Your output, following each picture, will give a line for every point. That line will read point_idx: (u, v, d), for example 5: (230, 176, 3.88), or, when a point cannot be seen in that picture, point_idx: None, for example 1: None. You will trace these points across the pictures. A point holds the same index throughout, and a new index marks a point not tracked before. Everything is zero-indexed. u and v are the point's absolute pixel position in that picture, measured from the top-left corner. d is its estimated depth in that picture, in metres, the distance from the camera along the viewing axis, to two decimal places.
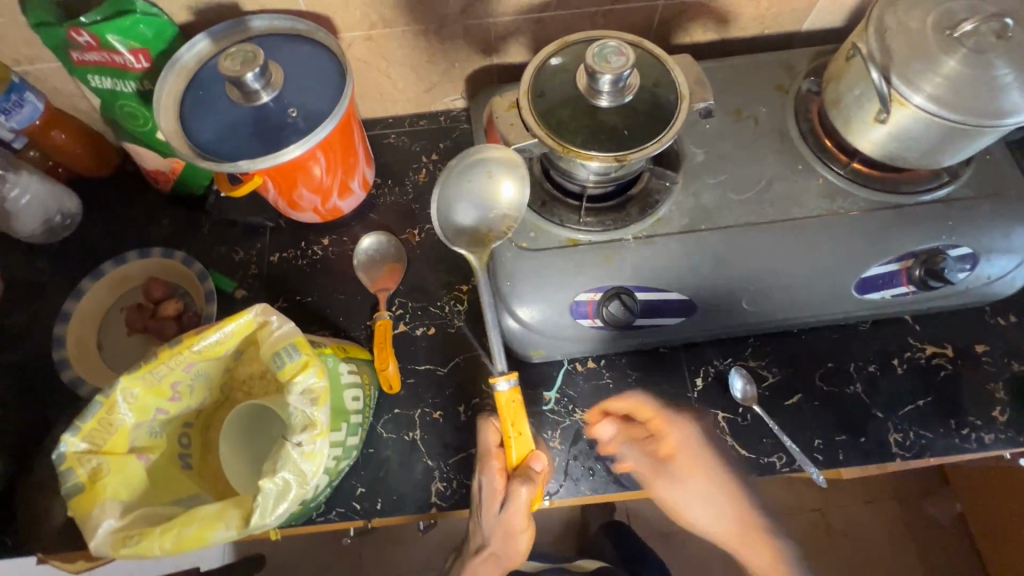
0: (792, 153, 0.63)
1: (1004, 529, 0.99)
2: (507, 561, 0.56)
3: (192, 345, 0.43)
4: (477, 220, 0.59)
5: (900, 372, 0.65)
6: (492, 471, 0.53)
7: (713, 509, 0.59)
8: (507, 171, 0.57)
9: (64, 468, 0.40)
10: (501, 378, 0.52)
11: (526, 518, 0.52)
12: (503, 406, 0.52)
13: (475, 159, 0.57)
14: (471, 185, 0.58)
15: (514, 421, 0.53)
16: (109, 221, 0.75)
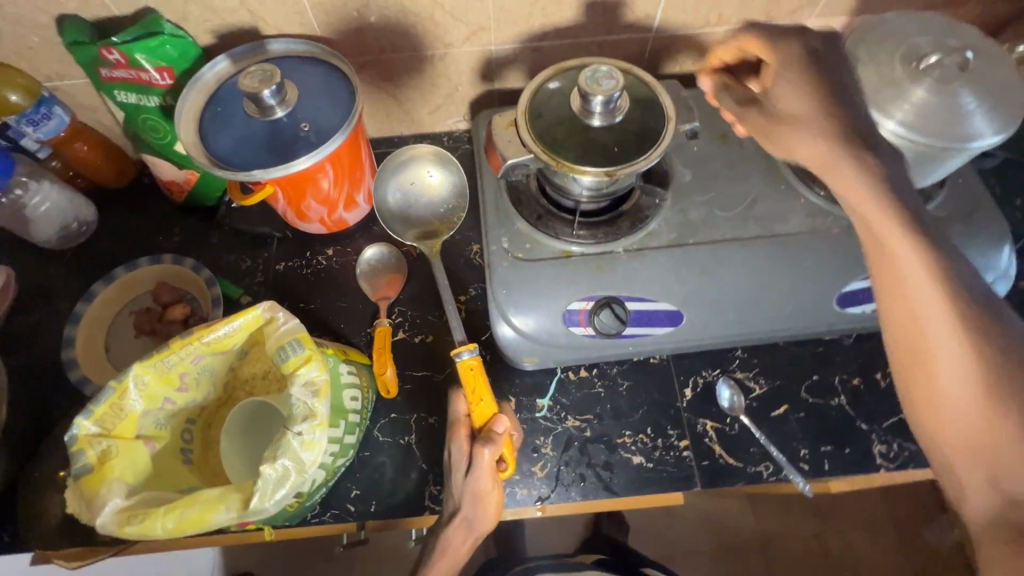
0: (776, 174, 0.67)
1: None
2: (478, 529, 0.56)
3: (202, 337, 0.45)
4: (421, 212, 0.72)
5: (883, 386, 0.67)
6: (460, 436, 0.57)
7: (805, 100, 0.43)
8: (437, 171, 0.72)
9: (75, 448, 0.41)
10: (462, 350, 0.61)
11: (492, 479, 0.55)
12: (465, 372, 0.60)
13: (410, 165, 0.72)
14: (412, 188, 0.72)
15: (475, 385, 0.59)
16: (123, 229, 0.78)
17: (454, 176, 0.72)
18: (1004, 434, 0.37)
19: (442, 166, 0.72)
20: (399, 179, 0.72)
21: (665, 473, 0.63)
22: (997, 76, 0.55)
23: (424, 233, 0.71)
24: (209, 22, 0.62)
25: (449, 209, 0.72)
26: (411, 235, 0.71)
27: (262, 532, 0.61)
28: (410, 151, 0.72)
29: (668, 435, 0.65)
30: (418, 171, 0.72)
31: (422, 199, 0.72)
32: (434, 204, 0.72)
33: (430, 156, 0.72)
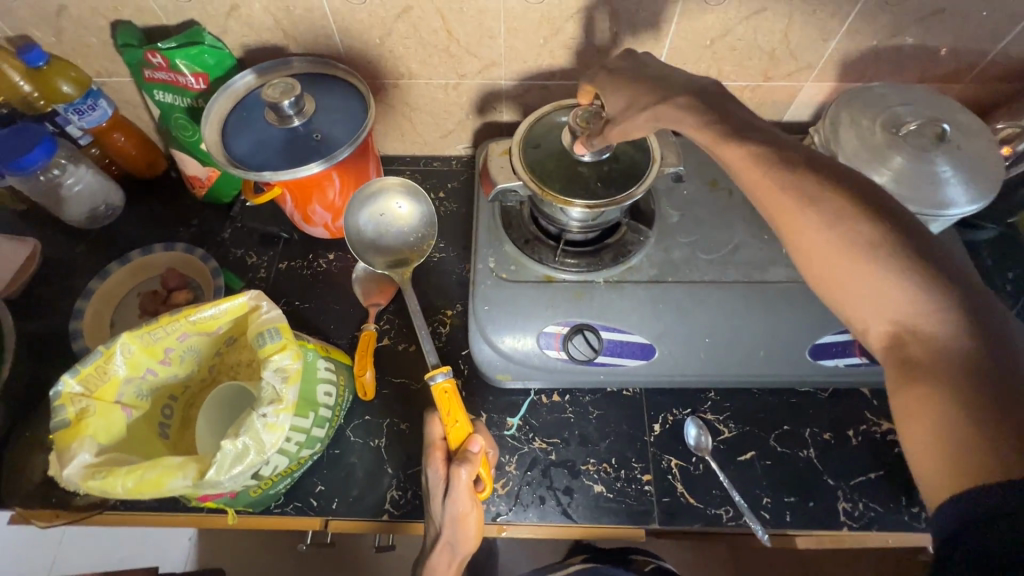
0: (761, 224, 0.69)
1: None
2: (462, 552, 0.56)
3: (189, 315, 0.49)
4: (390, 241, 0.70)
5: (855, 443, 0.66)
6: (436, 459, 0.57)
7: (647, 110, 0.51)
8: (405, 201, 0.70)
9: (58, 402, 0.44)
10: (437, 373, 0.59)
11: (470, 498, 0.55)
12: (440, 396, 0.59)
13: (379, 194, 0.70)
14: (382, 218, 0.70)
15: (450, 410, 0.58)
16: (145, 216, 0.84)
17: (423, 206, 0.71)
18: (884, 284, 0.39)
19: (410, 195, 0.71)
20: (369, 209, 0.69)
21: (625, 504, 0.63)
22: (972, 150, 0.57)
23: (396, 264, 0.69)
24: (246, 37, 0.68)
25: (420, 239, 0.71)
26: (382, 264, 0.69)
27: (225, 516, 0.63)
28: (379, 182, 0.70)
29: (632, 467, 0.65)
30: (387, 202, 0.70)
31: (394, 230, 0.70)
32: (406, 234, 0.70)
33: (400, 186, 0.71)
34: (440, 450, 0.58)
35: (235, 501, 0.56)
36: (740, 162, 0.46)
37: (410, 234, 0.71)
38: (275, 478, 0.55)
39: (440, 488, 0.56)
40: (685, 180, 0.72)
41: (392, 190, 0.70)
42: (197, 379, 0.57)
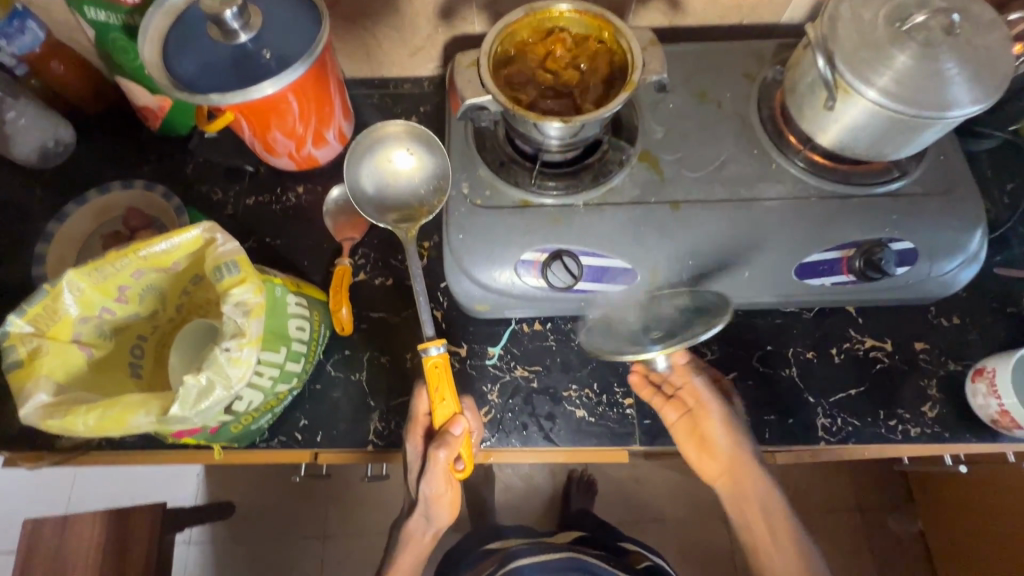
0: (750, 138, 0.65)
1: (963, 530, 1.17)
2: (439, 520, 0.62)
3: (139, 250, 0.46)
4: (398, 193, 0.66)
5: (836, 361, 0.66)
6: (416, 437, 0.59)
7: (732, 443, 0.61)
8: (414, 152, 0.66)
9: (7, 342, 0.43)
10: (430, 345, 0.57)
11: (444, 483, 0.58)
12: (430, 370, 0.57)
13: (385, 142, 0.67)
14: (389, 167, 0.67)
15: (437, 386, 0.57)
16: (100, 153, 0.79)
17: (435, 155, 0.66)
18: None
19: (420, 143, 0.66)
20: (376, 159, 0.67)
21: (607, 428, 0.64)
22: (982, 44, 0.52)
23: (402, 218, 0.66)
24: None
25: (429, 192, 0.66)
26: (389, 219, 0.66)
27: (212, 451, 0.64)
28: (383, 129, 0.67)
29: (613, 392, 0.65)
30: (394, 150, 0.67)
31: (400, 180, 0.66)
32: (415, 186, 0.66)
33: (407, 132, 0.67)
34: (421, 428, 0.60)
35: (216, 437, 0.56)
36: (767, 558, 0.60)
37: (420, 186, 0.66)
38: (252, 413, 0.54)
39: (418, 466, 0.59)
40: (672, 94, 0.67)
41: (399, 138, 0.67)
42: (166, 321, 0.56)
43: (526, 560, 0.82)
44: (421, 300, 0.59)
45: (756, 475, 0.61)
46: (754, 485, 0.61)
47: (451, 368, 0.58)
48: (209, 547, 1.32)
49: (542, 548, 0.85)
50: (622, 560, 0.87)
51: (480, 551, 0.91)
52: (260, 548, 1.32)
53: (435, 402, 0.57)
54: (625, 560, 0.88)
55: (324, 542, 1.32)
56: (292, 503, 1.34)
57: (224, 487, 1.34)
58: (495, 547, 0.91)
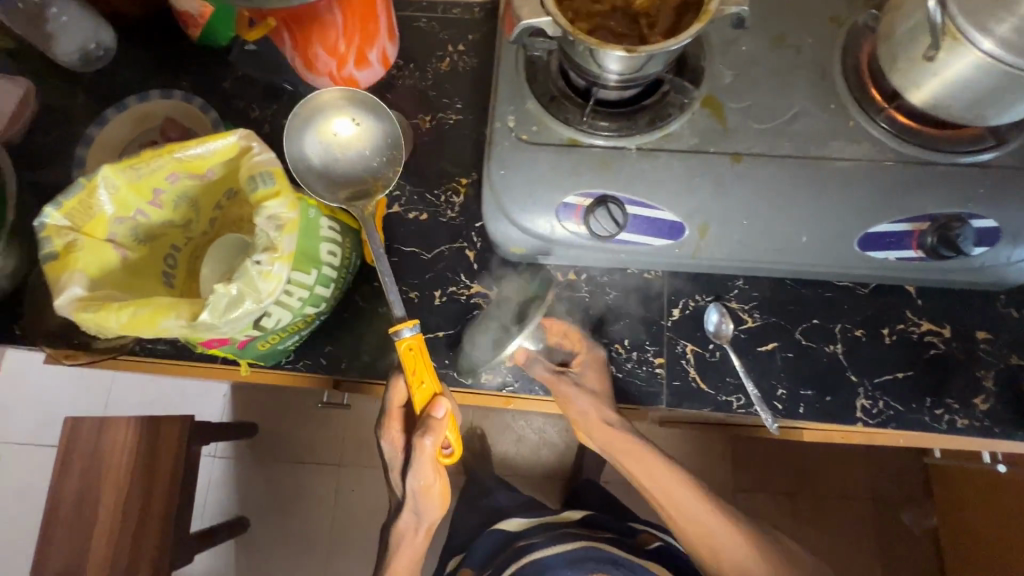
0: (828, 91, 0.59)
1: (982, 536, 1.14)
2: (430, 515, 0.63)
3: (174, 151, 0.45)
4: (347, 167, 0.59)
5: (886, 343, 0.62)
6: (393, 429, 0.62)
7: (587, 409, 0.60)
8: (359, 120, 0.60)
9: (43, 233, 0.43)
10: (402, 327, 0.56)
11: (433, 472, 0.59)
12: (405, 354, 0.56)
13: (322, 110, 0.59)
14: (334, 138, 0.59)
15: (414, 370, 0.57)
16: (140, 60, 0.77)
17: (382, 124, 0.60)
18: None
19: (363, 110, 0.60)
20: (317, 128, 0.59)
21: (633, 386, 0.62)
22: None
23: (356, 194, 0.59)
24: None
25: (382, 163, 0.60)
26: (340, 196, 0.59)
27: (238, 367, 0.64)
28: (315, 96, 0.59)
29: (644, 350, 0.63)
30: (334, 120, 0.59)
31: (350, 151, 0.59)
32: (367, 157, 0.60)
33: (346, 99, 0.59)
34: (397, 420, 0.62)
35: (243, 352, 0.56)
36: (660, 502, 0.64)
37: (371, 156, 0.60)
38: (279, 332, 0.54)
39: (399, 458, 0.63)
40: (747, 35, 0.61)
41: (338, 104, 0.59)
42: (198, 232, 0.55)
43: (541, 554, 0.77)
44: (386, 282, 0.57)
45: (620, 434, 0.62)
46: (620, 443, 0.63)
47: (426, 349, 0.57)
48: (232, 464, 1.39)
49: (557, 539, 0.80)
50: (630, 541, 0.84)
51: (495, 537, 0.88)
52: (280, 470, 1.38)
53: (411, 388, 0.57)
54: (633, 540, 0.85)
55: (339, 470, 1.38)
56: (312, 430, 1.39)
57: (249, 409, 1.39)
58: (506, 534, 0.88)
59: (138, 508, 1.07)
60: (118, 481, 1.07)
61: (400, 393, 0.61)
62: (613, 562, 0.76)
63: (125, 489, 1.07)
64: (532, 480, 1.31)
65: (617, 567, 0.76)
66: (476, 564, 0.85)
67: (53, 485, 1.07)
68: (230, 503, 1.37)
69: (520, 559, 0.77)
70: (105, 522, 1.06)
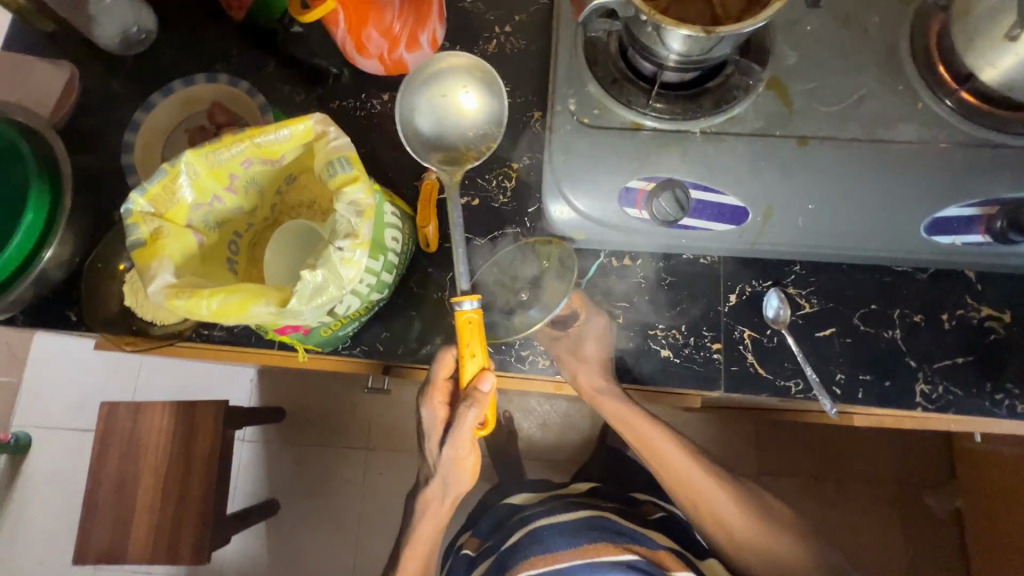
0: (895, 73, 0.58)
1: (1010, 518, 1.14)
2: (458, 485, 0.62)
3: (254, 136, 0.47)
4: (449, 131, 0.62)
5: (946, 328, 0.62)
6: (434, 402, 0.60)
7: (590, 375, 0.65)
8: (472, 93, 0.62)
9: (131, 221, 0.45)
10: (464, 299, 0.55)
11: (470, 444, 0.59)
12: (464, 326, 0.55)
13: (444, 75, 0.62)
14: (444, 103, 0.62)
15: (470, 342, 0.56)
16: (181, 43, 0.75)
17: (494, 101, 0.62)
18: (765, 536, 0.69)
19: (480, 84, 0.62)
20: (432, 90, 0.62)
21: (691, 371, 0.63)
22: None
23: (447, 159, 0.61)
24: None
25: (479, 137, 0.62)
26: (431, 158, 0.61)
27: (296, 353, 0.65)
28: (444, 61, 0.62)
29: (702, 335, 0.63)
30: (452, 85, 0.62)
31: (454, 119, 0.61)
32: (466, 128, 0.61)
33: (470, 70, 0.62)
34: (442, 392, 0.60)
35: (308, 338, 0.57)
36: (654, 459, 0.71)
37: (473, 128, 0.62)
38: (346, 319, 0.54)
39: (439, 429, 0.60)
40: (811, 14, 0.59)
41: (460, 73, 0.62)
42: (262, 219, 0.57)
43: (541, 522, 0.75)
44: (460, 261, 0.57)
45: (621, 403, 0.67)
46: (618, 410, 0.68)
47: (483, 324, 0.56)
48: (261, 447, 1.41)
49: (556, 509, 0.78)
50: (634, 512, 0.81)
51: (501, 509, 0.87)
52: (307, 453, 1.40)
53: (462, 361, 0.56)
54: (637, 511, 0.82)
55: (367, 453, 1.39)
56: (339, 415, 1.40)
57: (277, 394, 1.40)
58: (511, 507, 0.87)
59: (176, 496, 1.08)
60: (156, 464, 1.09)
61: (447, 364, 0.60)
62: (616, 531, 0.72)
63: (164, 472, 1.09)
64: (558, 464, 1.32)
65: (619, 536, 0.72)
66: (484, 534, 0.86)
67: (93, 466, 1.09)
68: (260, 485, 1.39)
69: (519, 531, 0.76)
70: (144, 509, 1.08)
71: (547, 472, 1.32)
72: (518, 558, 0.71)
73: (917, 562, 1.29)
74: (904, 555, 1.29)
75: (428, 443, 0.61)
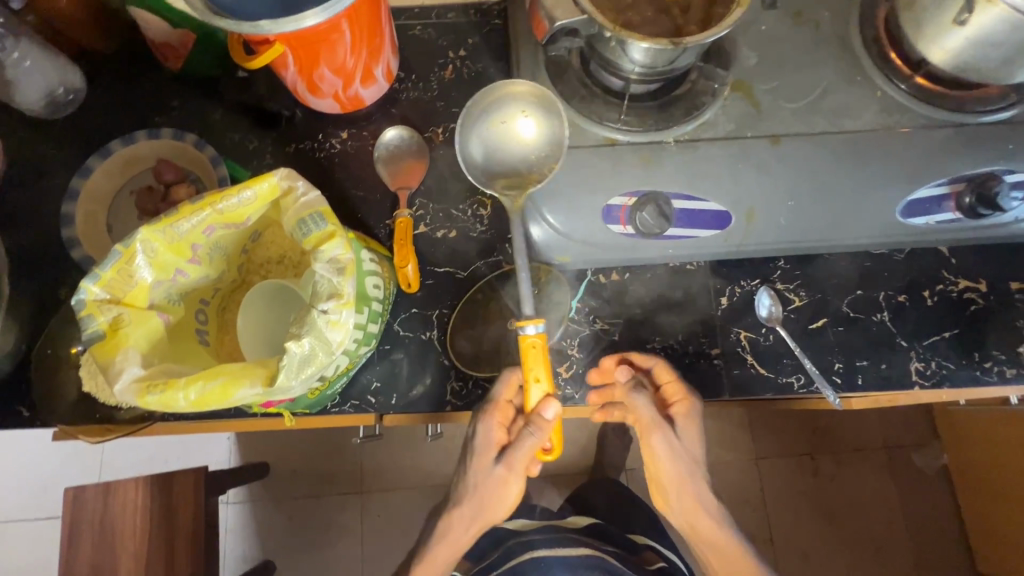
0: (852, 63, 0.59)
1: (997, 469, 1.18)
2: (488, 512, 0.58)
3: (215, 203, 0.45)
4: (509, 156, 0.60)
5: (929, 304, 0.63)
6: (492, 422, 0.56)
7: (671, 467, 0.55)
8: (538, 120, 0.59)
9: (85, 313, 0.42)
10: (529, 324, 0.53)
11: (523, 468, 0.56)
12: (527, 350, 0.53)
13: (503, 101, 0.61)
14: (504, 130, 0.60)
15: (534, 367, 0.54)
16: (115, 99, 0.70)
17: (554, 120, 0.58)
18: None
19: (538, 106, 0.59)
20: (492, 119, 0.61)
21: (694, 380, 0.62)
22: None
23: (508, 185, 0.60)
24: None
25: (540, 159, 0.58)
26: (494, 186, 0.61)
27: (282, 418, 0.61)
28: (503, 87, 0.61)
29: (699, 342, 0.63)
30: (511, 111, 0.60)
31: (513, 145, 0.60)
32: (525, 154, 0.59)
33: (528, 92, 0.59)
34: (502, 414, 0.57)
35: (296, 404, 0.53)
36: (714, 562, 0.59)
37: (530, 151, 0.59)
38: (334, 380, 0.51)
39: (491, 449, 0.57)
40: (765, 14, 0.60)
41: (518, 97, 0.60)
42: (228, 281, 0.54)
43: (545, 552, 0.73)
44: (523, 281, 0.56)
45: (698, 501, 0.57)
46: (695, 510, 0.57)
47: (548, 351, 0.54)
48: (248, 508, 1.33)
49: (560, 540, 0.75)
50: (632, 560, 0.77)
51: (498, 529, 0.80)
52: (298, 508, 1.32)
53: (528, 387, 0.54)
54: (636, 559, 0.78)
55: (362, 498, 1.33)
56: (327, 463, 1.34)
57: (259, 450, 1.32)
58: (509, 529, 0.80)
59: None
60: (135, 548, 0.95)
61: (511, 385, 0.57)
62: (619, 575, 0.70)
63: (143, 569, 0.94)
64: (560, 480, 1.29)
65: None
66: (474, 557, 0.80)
67: (63, 559, 0.95)
68: (251, 548, 1.31)
69: (520, 556, 0.73)
70: None
71: (550, 490, 1.29)
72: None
73: (915, 523, 1.32)
74: (903, 518, 1.33)
75: (474, 463, 0.58)
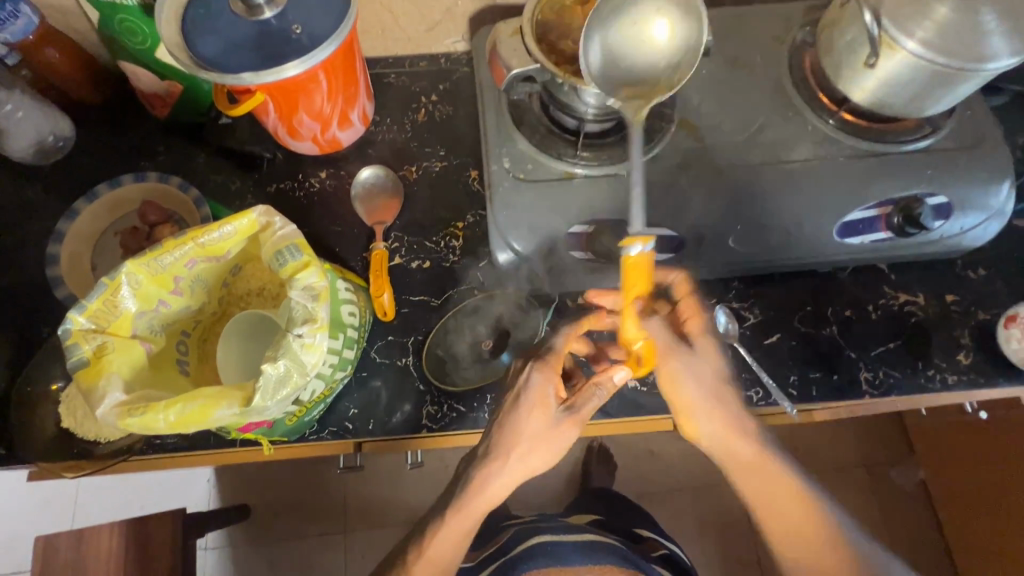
0: (784, 102, 0.65)
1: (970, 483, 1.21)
2: (527, 471, 0.53)
3: (198, 237, 0.48)
4: (636, 59, 0.54)
5: (874, 317, 0.68)
6: (550, 373, 0.54)
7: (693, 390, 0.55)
8: (687, 22, 0.54)
9: (71, 341, 0.45)
10: (637, 243, 0.50)
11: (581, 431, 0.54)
12: (632, 270, 0.52)
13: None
14: (635, 31, 0.54)
15: (636, 285, 0.52)
16: (103, 145, 0.74)
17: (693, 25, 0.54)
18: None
19: (678, 9, 0.54)
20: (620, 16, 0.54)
21: (659, 395, 0.65)
22: None
23: (632, 93, 0.55)
24: None
25: (669, 70, 0.55)
26: (617, 94, 0.55)
27: (261, 447, 0.62)
28: None
29: None
30: (647, 9, 0.54)
31: (644, 47, 0.54)
32: (658, 59, 0.54)
33: None
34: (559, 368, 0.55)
35: (273, 431, 0.55)
36: (764, 489, 0.56)
37: (662, 55, 0.54)
38: (310, 405, 0.53)
39: (551, 402, 0.53)
40: (705, 60, 0.67)
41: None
42: (210, 313, 0.56)
43: (550, 536, 0.72)
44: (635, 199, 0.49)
45: (733, 419, 0.56)
46: (732, 434, 0.56)
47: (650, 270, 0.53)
48: (228, 551, 1.30)
49: (566, 528, 0.75)
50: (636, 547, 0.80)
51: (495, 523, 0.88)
52: (280, 550, 1.29)
53: (627, 308, 0.53)
54: (640, 547, 0.81)
55: (345, 537, 1.30)
56: (310, 501, 1.32)
57: (238, 491, 1.30)
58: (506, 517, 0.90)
59: None
60: None
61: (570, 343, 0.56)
62: (623, 556, 0.69)
63: None
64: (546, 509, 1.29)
65: (625, 560, 0.69)
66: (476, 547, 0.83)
67: None
68: None
69: (527, 540, 0.72)
70: None
71: None
72: (521, 567, 0.67)
73: (898, 540, 1.33)
74: (887, 536, 1.34)
75: (523, 416, 0.52)
